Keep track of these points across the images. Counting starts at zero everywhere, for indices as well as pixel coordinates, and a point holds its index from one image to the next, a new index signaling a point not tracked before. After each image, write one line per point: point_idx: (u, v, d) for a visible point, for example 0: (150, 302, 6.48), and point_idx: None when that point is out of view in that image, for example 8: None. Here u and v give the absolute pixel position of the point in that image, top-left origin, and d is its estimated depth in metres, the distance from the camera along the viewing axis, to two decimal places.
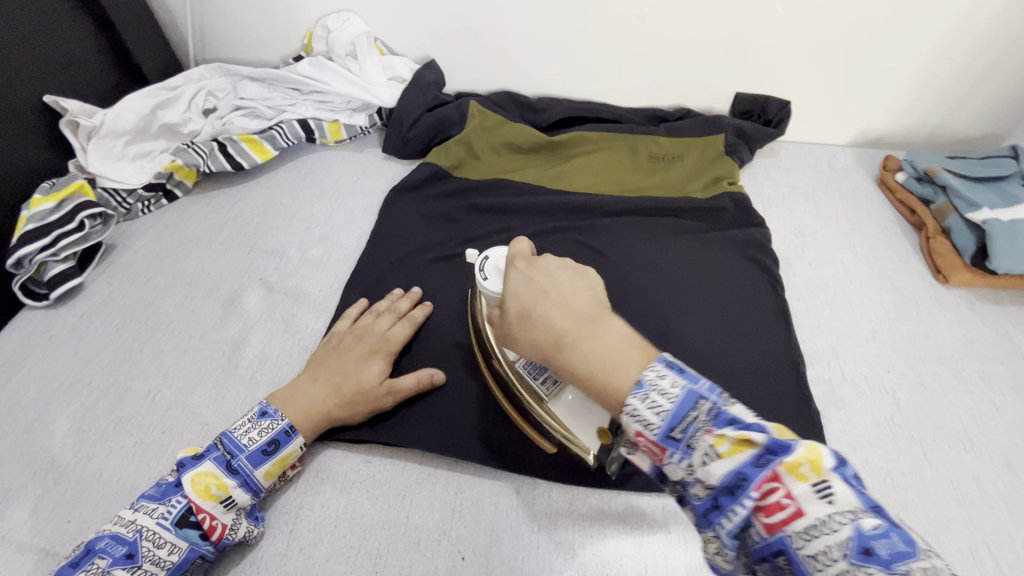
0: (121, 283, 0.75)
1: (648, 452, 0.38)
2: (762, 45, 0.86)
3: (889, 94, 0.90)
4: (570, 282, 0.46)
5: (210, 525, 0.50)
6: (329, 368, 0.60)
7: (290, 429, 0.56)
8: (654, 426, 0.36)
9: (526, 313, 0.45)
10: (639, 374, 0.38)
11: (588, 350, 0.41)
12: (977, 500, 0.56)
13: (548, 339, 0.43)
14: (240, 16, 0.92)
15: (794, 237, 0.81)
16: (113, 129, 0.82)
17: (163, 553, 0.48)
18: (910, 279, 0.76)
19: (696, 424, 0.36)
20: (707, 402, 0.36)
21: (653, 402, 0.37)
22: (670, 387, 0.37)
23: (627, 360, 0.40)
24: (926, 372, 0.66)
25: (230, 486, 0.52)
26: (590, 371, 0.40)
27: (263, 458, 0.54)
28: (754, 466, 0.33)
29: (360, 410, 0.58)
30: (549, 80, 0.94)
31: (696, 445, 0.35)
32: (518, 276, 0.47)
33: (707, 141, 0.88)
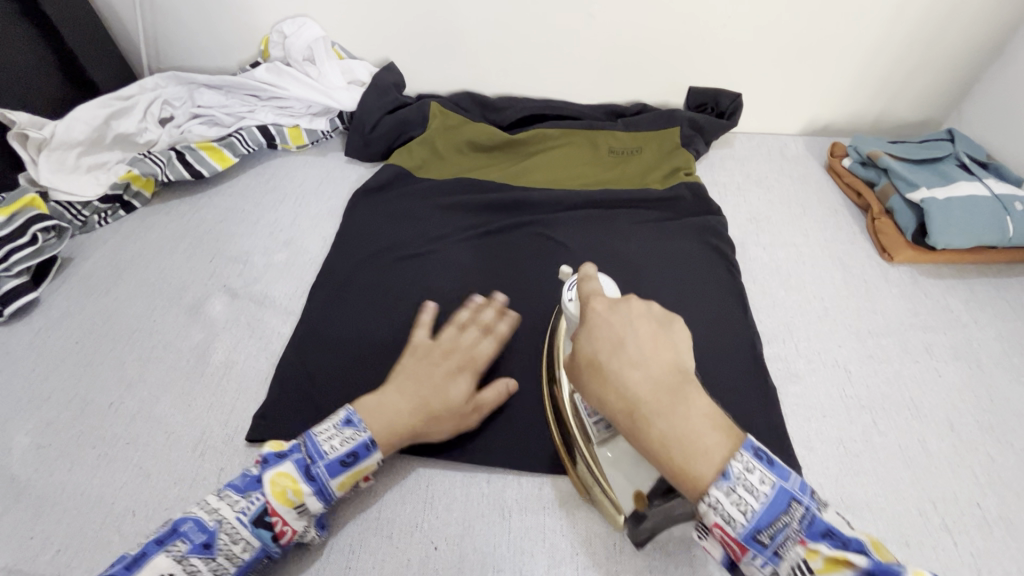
0: (79, 296, 0.73)
1: (724, 544, 0.41)
2: (711, 40, 0.89)
3: (833, 84, 0.94)
4: (648, 340, 0.46)
5: (281, 529, 0.49)
6: (418, 383, 0.57)
7: (371, 443, 0.53)
8: (738, 525, 0.39)
9: (597, 364, 0.45)
10: (726, 467, 0.40)
11: (665, 425, 0.42)
12: (923, 461, 0.59)
13: (625, 410, 0.44)
14: (194, 23, 0.91)
15: (749, 224, 0.84)
16: (65, 140, 0.80)
17: (236, 549, 0.47)
18: (858, 258, 0.80)
19: (787, 531, 0.39)
20: (800, 510, 0.39)
21: (739, 498, 0.39)
22: (760, 484, 0.40)
23: (707, 442, 0.41)
24: (875, 344, 0.69)
25: (305, 493, 0.50)
26: (679, 463, 0.41)
27: (340, 469, 0.51)
28: (848, 574, 0.36)
29: (447, 427, 0.56)
30: (508, 80, 0.96)
31: (786, 552, 0.39)
32: (596, 323, 0.47)
33: (664, 134, 0.91)
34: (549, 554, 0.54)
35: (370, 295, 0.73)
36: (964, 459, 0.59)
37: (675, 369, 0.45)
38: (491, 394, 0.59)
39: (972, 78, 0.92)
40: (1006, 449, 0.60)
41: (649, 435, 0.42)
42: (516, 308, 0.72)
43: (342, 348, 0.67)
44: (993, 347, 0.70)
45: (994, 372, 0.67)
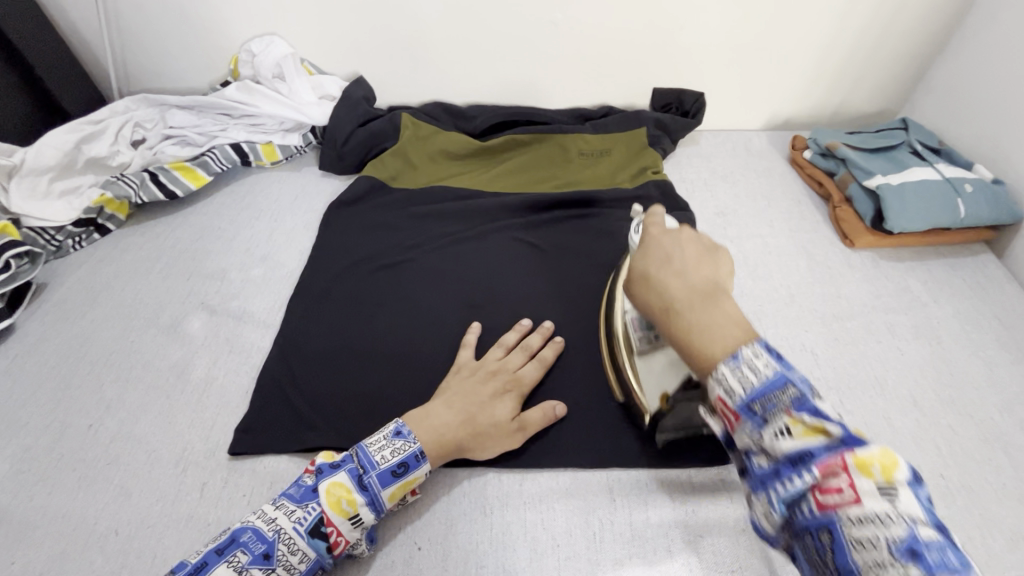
0: (55, 320, 0.73)
1: (722, 417, 0.41)
2: (671, 42, 0.92)
3: (791, 79, 0.98)
4: (693, 255, 0.47)
5: (336, 540, 0.51)
6: (471, 400, 0.59)
7: (420, 454, 0.55)
8: (736, 395, 0.40)
9: (646, 275, 0.47)
10: (736, 349, 0.40)
11: (694, 319, 0.43)
12: (889, 436, 0.61)
13: (658, 304, 0.45)
14: (163, 46, 0.92)
15: (717, 218, 0.87)
16: (36, 167, 0.81)
17: (294, 559, 0.49)
18: (822, 246, 0.82)
19: (778, 406, 0.38)
20: (794, 390, 0.38)
21: (743, 374, 0.39)
22: (761, 367, 0.39)
23: (728, 332, 0.42)
24: (840, 327, 0.72)
25: (359, 503, 0.52)
26: (690, 332, 0.43)
27: (391, 479, 0.53)
28: (827, 449, 0.36)
29: (493, 446, 0.58)
30: (477, 89, 0.98)
31: (772, 420, 0.38)
32: (648, 243, 0.49)
33: (631, 135, 0.94)
34: (531, 548, 0.55)
35: (348, 305, 0.74)
36: (928, 433, 0.62)
37: (714, 279, 0.46)
38: (536, 413, 0.61)
39: (922, 68, 0.96)
40: (966, 421, 0.63)
41: (674, 323, 0.44)
42: (492, 310, 0.73)
43: (322, 358, 0.68)
44: (952, 324, 0.73)
45: (953, 348, 0.70)
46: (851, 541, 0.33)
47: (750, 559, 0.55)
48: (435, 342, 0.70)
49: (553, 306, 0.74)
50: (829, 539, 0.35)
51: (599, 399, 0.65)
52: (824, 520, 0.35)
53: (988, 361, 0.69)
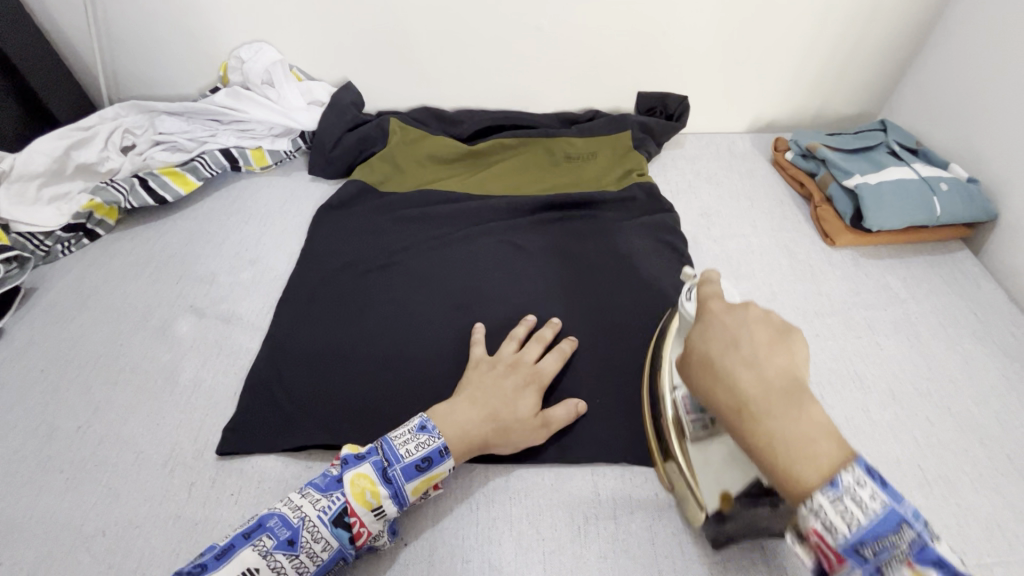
0: (43, 324, 0.73)
1: (820, 555, 0.39)
2: (654, 47, 0.94)
3: (773, 83, 1.00)
4: (762, 342, 0.44)
5: (358, 531, 0.51)
6: (495, 397, 0.60)
7: (444, 449, 0.55)
8: (815, 467, 0.38)
9: (710, 361, 0.45)
10: (834, 475, 0.38)
11: (775, 425, 0.41)
12: (868, 430, 0.62)
13: (728, 402, 0.43)
14: (153, 53, 0.93)
15: (701, 218, 0.89)
16: (25, 173, 0.81)
17: (318, 547, 0.50)
18: (803, 245, 0.84)
19: (894, 551, 0.37)
20: (912, 534, 0.37)
21: (846, 508, 0.38)
22: (870, 501, 0.37)
23: (820, 451, 0.40)
24: (821, 324, 0.73)
25: (383, 495, 0.52)
26: (774, 443, 0.41)
27: (415, 473, 0.53)
28: (903, 514, 0.37)
29: (515, 441, 0.59)
30: (464, 94, 1.00)
31: (890, 571, 0.37)
32: (708, 321, 0.47)
33: (616, 138, 0.95)
34: (517, 543, 0.55)
35: (336, 306, 0.74)
36: (906, 426, 0.63)
37: (790, 370, 0.43)
38: (560, 410, 0.61)
39: (899, 71, 0.98)
40: (943, 413, 0.64)
41: (752, 438, 0.42)
42: (480, 310, 0.74)
43: (310, 359, 0.69)
44: (930, 320, 0.74)
45: (931, 343, 0.71)
46: None
47: (733, 551, 0.55)
48: (422, 343, 0.71)
49: (539, 305, 0.75)
50: None
51: (585, 396, 0.66)
52: None
53: (964, 355, 0.70)
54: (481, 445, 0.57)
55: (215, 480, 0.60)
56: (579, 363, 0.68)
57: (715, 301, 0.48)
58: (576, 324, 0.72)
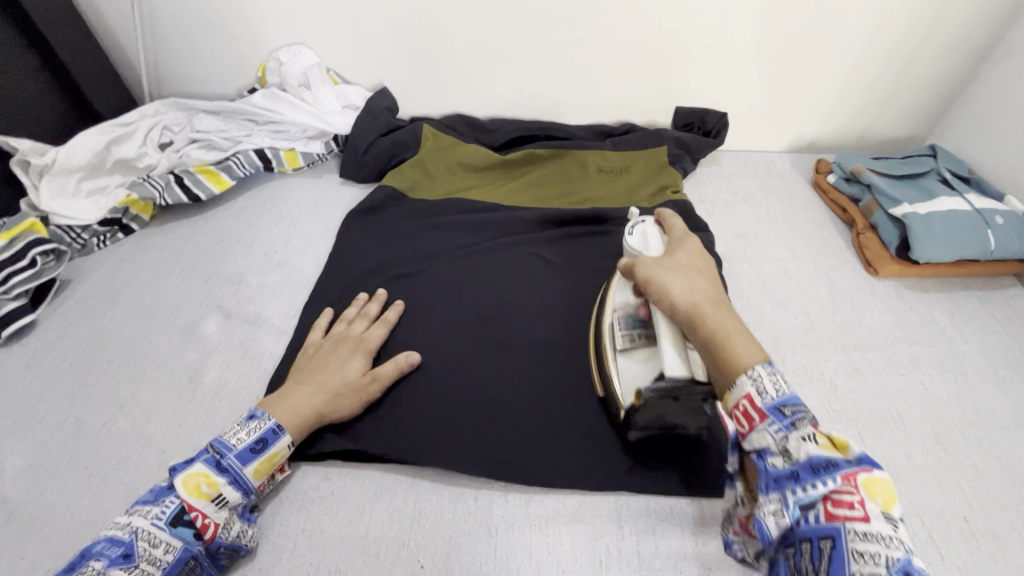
0: (75, 318, 0.74)
1: (743, 416, 0.49)
2: (694, 61, 0.92)
3: (817, 102, 0.96)
4: (700, 261, 0.59)
5: (203, 523, 0.51)
6: (318, 369, 0.63)
7: (277, 427, 0.57)
8: (766, 394, 0.49)
9: (691, 268, 0.58)
10: (766, 361, 0.51)
11: (719, 317, 0.53)
12: (911, 475, 0.59)
13: (689, 304, 0.53)
14: (195, 52, 0.94)
15: (736, 240, 0.86)
16: (66, 166, 0.83)
17: (157, 552, 0.49)
18: (844, 273, 0.81)
19: (804, 416, 0.48)
20: (807, 410, 0.48)
21: (773, 379, 0.49)
22: (781, 385, 0.49)
23: (744, 348, 0.51)
24: (860, 358, 0.70)
25: (221, 484, 0.53)
26: (725, 336, 0.52)
27: (252, 456, 0.55)
28: (846, 463, 0.45)
29: (349, 403, 0.61)
30: (498, 103, 0.99)
31: (800, 423, 0.47)
32: (682, 240, 0.61)
33: (651, 153, 0.93)
34: (536, 572, 0.54)
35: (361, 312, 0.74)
36: (951, 472, 0.59)
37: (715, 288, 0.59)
38: (388, 365, 0.64)
39: (952, 95, 0.94)
40: (991, 460, 0.61)
41: (705, 325, 0.52)
42: (506, 325, 0.73)
43: None
44: (978, 359, 0.70)
45: (979, 384, 0.68)
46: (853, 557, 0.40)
47: None
48: (447, 355, 0.69)
49: (567, 323, 0.73)
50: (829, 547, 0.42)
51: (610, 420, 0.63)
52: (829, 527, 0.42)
53: (1016, 399, 0.66)
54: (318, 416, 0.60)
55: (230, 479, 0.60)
56: None
57: (675, 228, 0.63)
58: None
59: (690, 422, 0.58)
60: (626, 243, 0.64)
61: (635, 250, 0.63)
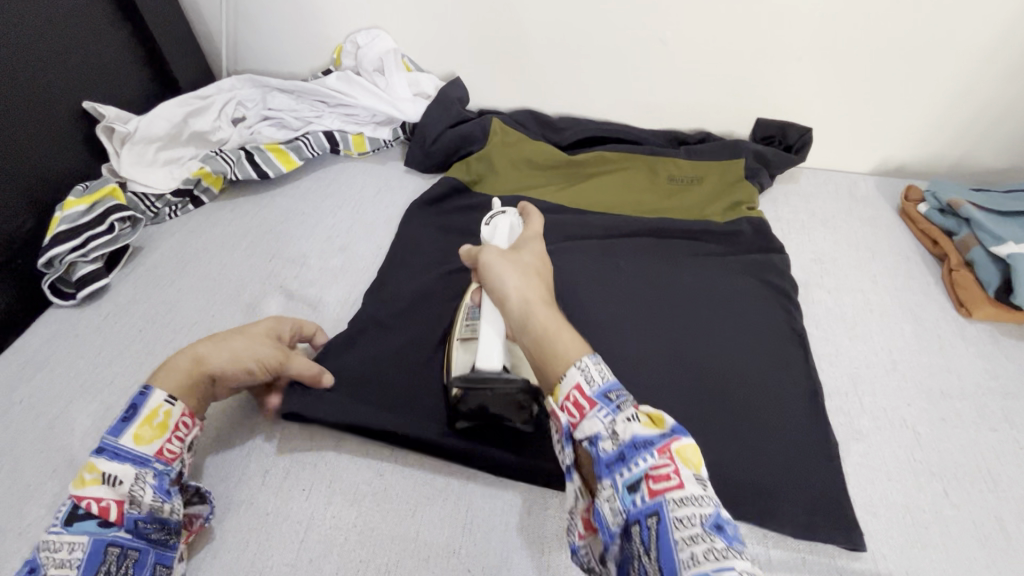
0: (145, 285, 0.76)
1: (572, 409, 0.46)
2: (785, 72, 0.87)
3: (912, 124, 0.90)
4: (542, 265, 0.58)
5: (101, 507, 0.48)
6: (232, 331, 0.59)
7: (145, 387, 0.53)
8: (594, 383, 0.46)
9: (531, 272, 0.56)
10: (586, 353, 0.48)
11: (545, 316, 0.51)
12: (1001, 542, 0.55)
13: (520, 301, 0.52)
14: (274, 29, 0.95)
15: (813, 264, 0.81)
16: (147, 135, 0.84)
17: (63, 554, 0.46)
18: (932, 312, 0.75)
19: (622, 398, 0.45)
20: (623, 391, 0.46)
21: (594, 370, 0.46)
22: (599, 377, 0.46)
23: (564, 340, 0.49)
24: (947, 408, 0.65)
25: (103, 465, 0.49)
26: (546, 333, 0.50)
27: (126, 425, 0.51)
28: (660, 437, 0.43)
29: (242, 364, 0.57)
30: (571, 101, 0.96)
31: (624, 406, 0.45)
32: (529, 245, 0.60)
33: (728, 165, 0.89)
34: None
35: (420, 306, 0.73)
36: None
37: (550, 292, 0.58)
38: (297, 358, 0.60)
39: None
40: None
41: (535, 321, 0.51)
42: None
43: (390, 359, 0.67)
44: None
45: None
46: (675, 522, 0.40)
47: None
48: None
49: (630, 337, 0.69)
50: (654, 522, 0.40)
51: None
52: (652, 504, 0.41)
53: None
54: (198, 363, 0.56)
55: (225, 440, 0.62)
56: (669, 406, 0.63)
57: (531, 225, 0.64)
58: (666, 363, 0.67)
59: (512, 414, 0.57)
60: (486, 231, 0.67)
61: (495, 240, 0.65)
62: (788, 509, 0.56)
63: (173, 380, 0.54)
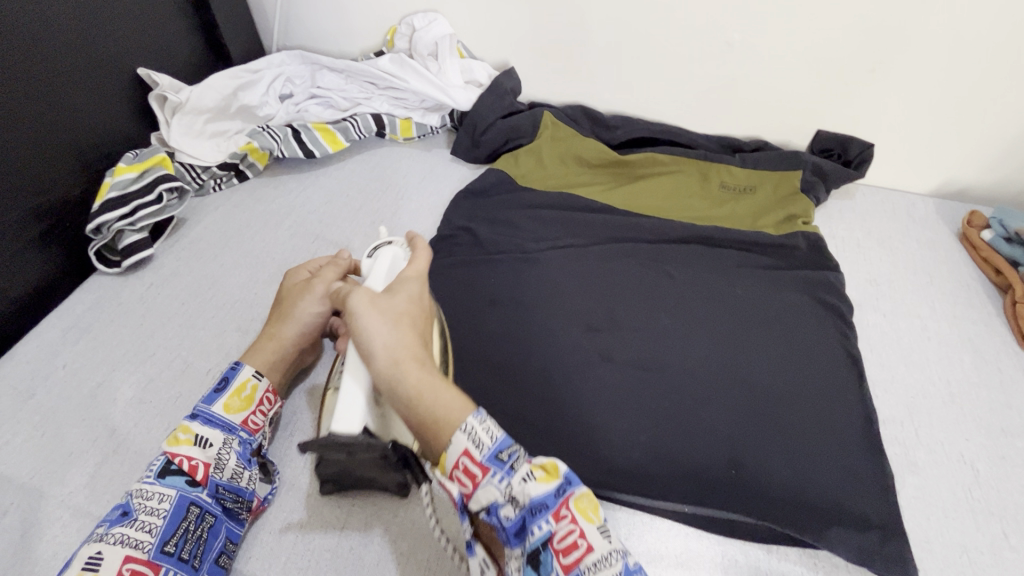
0: (189, 258, 0.75)
1: (464, 481, 0.42)
2: (854, 84, 0.83)
3: (983, 147, 0.86)
4: (417, 311, 0.50)
5: (191, 465, 0.50)
6: (281, 299, 0.62)
7: (235, 362, 0.56)
8: (483, 448, 0.41)
9: (403, 316, 0.48)
10: (474, 411, 0.43)
11: (418, 380, 0.44)
12: None
13: (388, 364, 0.45)
14: (328, 7, 0.93)
15: (868, 285, 0.78)
16: (197, 107, 0.83)
17: (153, 502, 0.47)
18: (992, 344, 0.72)
19: (516, 457, 0.42)
20: (514, 449, 0.42)
21: (479, 434, 0.42)
22: (486, 436, 0.42)
23: (444, 398, 0.44)
24: (1009, 446, 0.62)
25: (196, 427, 0.52)
26: (419, 397, 0.44)
27: (217, 395, 0.54)
28: (555, 495, 0.40)
29: (307, 306, 0.59)
30: (625, 100, 0.93)
31: (518, 466, 0.41)
32: (401, 281, 0.51)
33: (785, 176, 0.86)
34: None
35: (465, 297, 0.72)
36: None
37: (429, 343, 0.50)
38: (330, 269, 0.60)
39: None
40: None
41: (404, 386, 0.44)
42: (615, 337, 0.68)
43: None
44: None
45: None
46: None
47: None
48: (550, 360, 0.66)
49: (678, 347, 0.67)
50: None
51: (720, 464, 0.58)
52: None
53: None
54: (275, 340, 0.59)
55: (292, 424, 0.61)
56: (716, 421, 0.61)
57: (412, 264, 0.53)
58: (715, 378, 0.65)
59: (380, 475, 0.51)
60: (366, 267, 0.57)
61: (371, 281, 0.54)
62: (839, 534, 0.55)
63: (270, 363, 0.58)
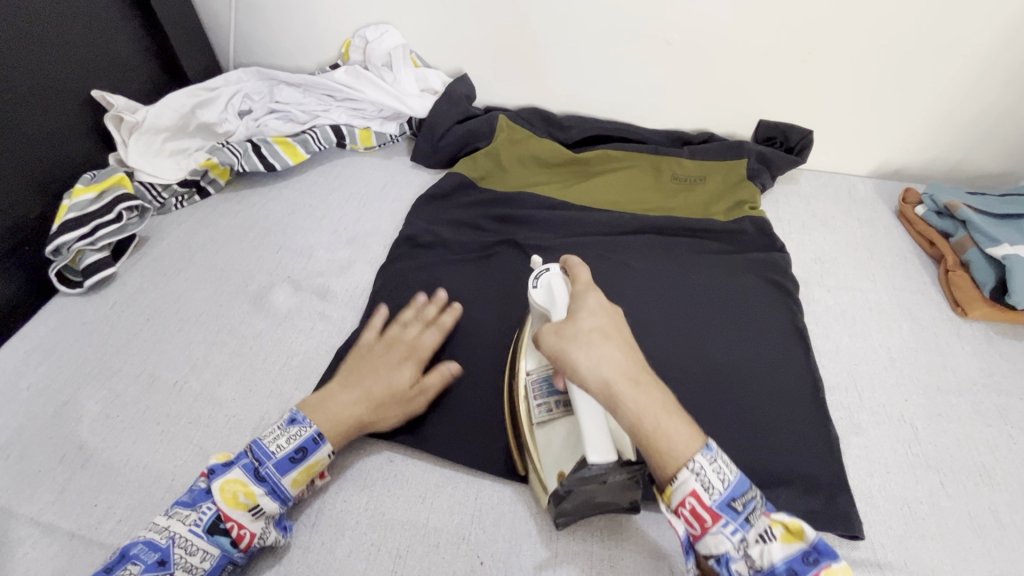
0: (153, 274, 0.76)
1: (693, 519, 0.45)
2: (788, 75, 0.88)
3: (911, 126, 0.91)
4: (607, 321, 0.50)
5: (238, 533, 0.50)
6: (376, 376, 0.60)
7: (319, 436, 0.55)
8: (716, 491, 0.44)
9: (602, 334, 0.48)
10: (705, 443, 0.45)
11: (635, 403, 0.45)
12: (996, 533, 0.56)
13: (600, 385, 0.45)
14: (282, 23, 0.95)
15: (813, 263, 0.83)
16: (154, 126, 0.84)
17: (195, 560, 0.48)
18: (928, 311, 0.77)
19: (754, 505, 0.45)
20: (757, 499, 0.46)
21: (717, 466, 0.45)
22: (724, 471, 0.45)
23: (674, 437, 0.45)
24: (944, 404, 0.66)
25: (258, 494, 0.52)
26: (647, 427, 0.44)
27: (291, 466, 0.53)
28: (800, 559, 0.42)
29: (393, 415, 0.58)
30: (576, 100, 0.97)
31: (754, 520, 0.44)
32: (580, 298, 0.52)
33: (731, 166, 0.89)
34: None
35: (429, 297, 0.74)
36: None
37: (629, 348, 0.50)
38: (435, 378, 0.61)
39: None
40: None
41: (626, 416, 0.45)
42: None
43: None
44: None
45: None
46: None
47: None
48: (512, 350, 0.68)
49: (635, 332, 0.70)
50: None
51: None
52: None
53: None
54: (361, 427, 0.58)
55: None
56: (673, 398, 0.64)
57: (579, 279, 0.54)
58: (669, 359, 0.67)
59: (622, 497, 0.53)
60: (534, 299, 0.58)
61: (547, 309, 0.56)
62: (789, 496, 0.58)
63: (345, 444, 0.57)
